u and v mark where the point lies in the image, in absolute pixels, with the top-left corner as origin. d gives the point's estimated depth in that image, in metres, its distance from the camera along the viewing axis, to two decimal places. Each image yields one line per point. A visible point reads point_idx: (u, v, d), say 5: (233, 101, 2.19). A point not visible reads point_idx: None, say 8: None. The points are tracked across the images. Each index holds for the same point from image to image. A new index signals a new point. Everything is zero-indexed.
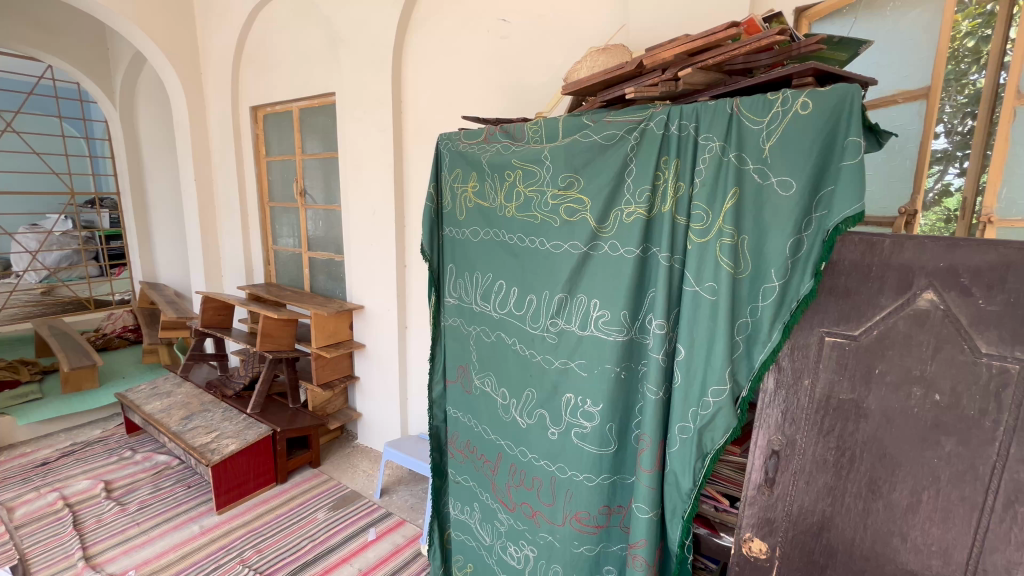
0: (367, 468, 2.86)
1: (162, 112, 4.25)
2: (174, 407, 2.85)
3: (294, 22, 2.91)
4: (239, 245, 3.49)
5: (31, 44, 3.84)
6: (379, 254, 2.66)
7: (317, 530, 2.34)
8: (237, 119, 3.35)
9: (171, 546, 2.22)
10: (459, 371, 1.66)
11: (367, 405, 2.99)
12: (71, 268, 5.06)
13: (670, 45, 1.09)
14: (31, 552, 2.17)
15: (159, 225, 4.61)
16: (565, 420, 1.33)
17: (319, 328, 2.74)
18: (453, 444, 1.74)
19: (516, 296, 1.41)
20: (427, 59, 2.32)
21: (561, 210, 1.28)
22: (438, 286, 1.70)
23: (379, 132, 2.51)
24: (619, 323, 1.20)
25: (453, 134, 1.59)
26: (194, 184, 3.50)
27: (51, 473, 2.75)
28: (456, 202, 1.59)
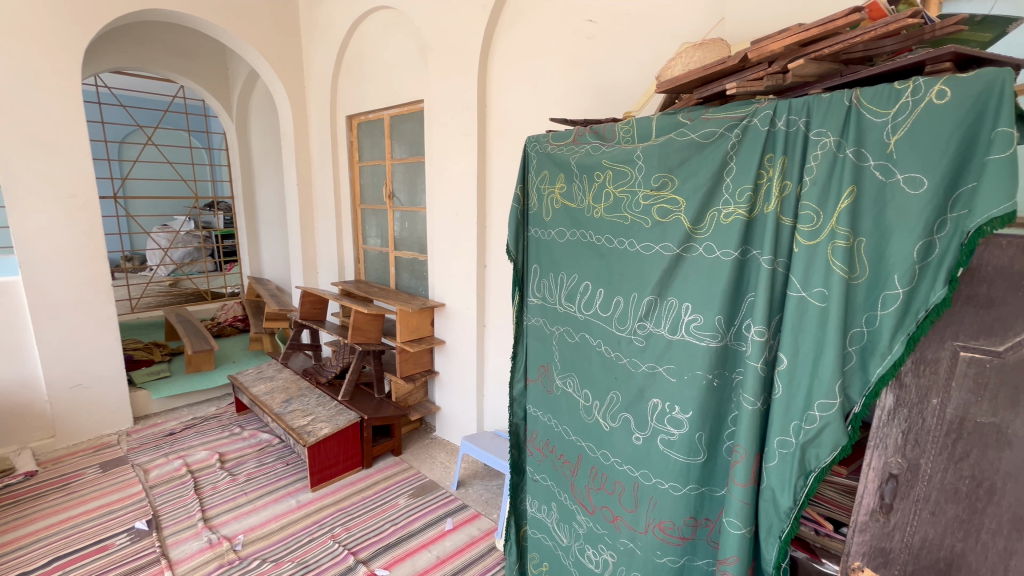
0: (444, 460, 2.97)
1: (269, 123, 4.71)
2: (277, 391, 3.15)
3: (388, 34, 3.09)
4: (334, 244, 3.77)
5: (169, 68, 4.46)
6: (461, 254, 2.75)
7: (399, 514, 2.47)
8: (334, 128, 3.62)
9: (273, 516, 2.45)
10: (541, 370, 1.68)
11: (445, 399, 3.10)
12: (194, 264, 5.75)
13: (780, 36, 1.05)
14: (162, 510, 2.49)
15: (265, 225, 5.10)
16: (651, 426, 1.30)
17: (404, 323, 2.89)
18: (532, 442, 1.77)
19: (602, 297, 1.40)
20: (513, 63, 2.37)
21: (653, 211, 1.25)
22: (522, 285, 1.74)
23: (464, 135, 2.60)
24: (712, 329, 1.15)
25: (541, 135, 1.62)
26: (297, 188, 3.83)
27: (177, 442, 3.14)
28: (542, 203, 1.61)
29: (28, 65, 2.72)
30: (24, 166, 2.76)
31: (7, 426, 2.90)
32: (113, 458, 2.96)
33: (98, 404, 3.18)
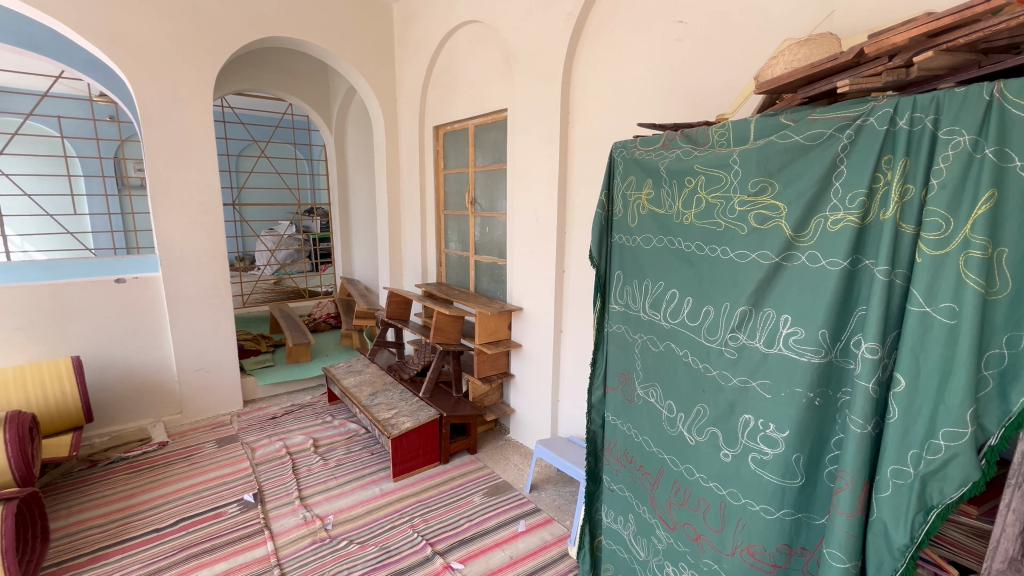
0: (517, 462, 3.01)
1: (363, 135, 5.08)
2: (364, 384, 3.37)
3: (475, 47, 3.21)
4: (419, 248, 3.97)
5: (281, 88, 4.97)
6: (540, 259, 2.79)
7: (474, 511, 2.54)
8: (422, 138, 3.82)
9: (359, 501, 2.63)
10: (622, 378, 1.66)
11: (520, 402, 3.15)
12: (294, 264, 6.32)
13: (904, 27, 0.95)
14: (265, 485, 2.77)
15: (358, 230, 5.49)
16: (742, 443, 1.23)
17: (482, 325, 2.99)
18: (610, 451, 1.74)
19: (690, 306, 1.36)
20: (597, 69, 2.37)
21: (749, 217, 1.20)
22: (604, 292, 1.72)
23: (547, 142, 2.64)
24: (815, 344, 1.08)
25: (628, 141, 1.60)
26: (387, 195, 4.09)
27: (278, 426, 3.47)
28: (628, 209, 1.59)
29: (174, 91, 3.16)
30: (167, 177, 3.21)
31: (146, 400, 3.39)
32: (226, 436, 3.33)
33: (216, 386, 3.59)
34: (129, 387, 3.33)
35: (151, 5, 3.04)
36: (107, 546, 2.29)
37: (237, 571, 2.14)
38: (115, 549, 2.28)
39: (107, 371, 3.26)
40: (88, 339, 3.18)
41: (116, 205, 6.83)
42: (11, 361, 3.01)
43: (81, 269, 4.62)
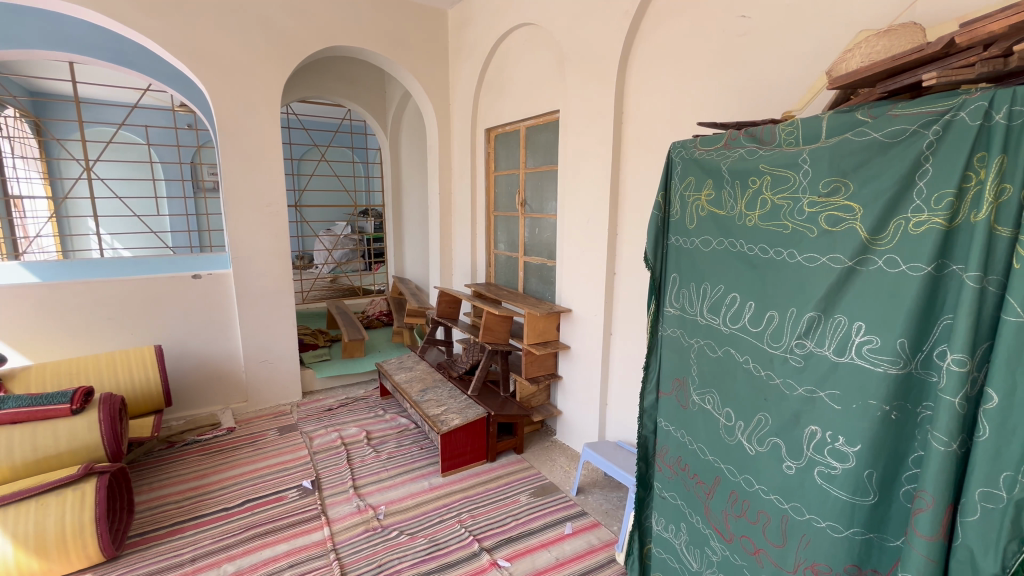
0: (564, 464, 3.00)
1: (417, 138, 5.22)
2: (415, 380, 3.47)
3: (528, 48, 3.23)
4: (469, 249, 4.04)
5: (340, 94, 5.20)
6: (590, 261, 2.77)
7: (520, 510, 2.55)
8: (474, 140, 3.88)
9: (409, 493, 2.71)
10: (676, 384, 1.62)
11: (568, 404, 3.14)
12: (350, 263, 6.59)
13: (1002, 15, 0.89)
14: (322, 473, 2.91)
15: (410, 230, 5.65)
16: (807, 456, 1.17)
17: (531, 326, 3.00)
18: (662, 457, 1.70)
19: (751, 311, 1.31)
20: (653, 68, 2.33)
21: (820, 218, 1.14)
22: (658, 294, 1.69)
23: (599, 143, 2.62)
24: (893, 354, 1.01)
25: (687, 141, 1.57)
26: (439, 197, 4.19)
27: (333, 418, 3.63)
28: (686, 210, 1.55)
29: (246, 100, 3.39)
30: (239, 180, 3.44)
31: (217, 387, 3.65)
32: (287, 425, 3.52)
33: (278, 377, 3.81)
34: (202, 375, 3.60)
35: (228, 21, 3.27)
36: (182, 521, 2.49)
37: (297, 553, 2.26)
38: (189, 524, 2.47)
39: (183, 359, 3.54)
40: (168, 330, 3.47)
41: (192, 207, 7.39)
42: (104, 348, 3.32)
43: (162, 265, 5.03)
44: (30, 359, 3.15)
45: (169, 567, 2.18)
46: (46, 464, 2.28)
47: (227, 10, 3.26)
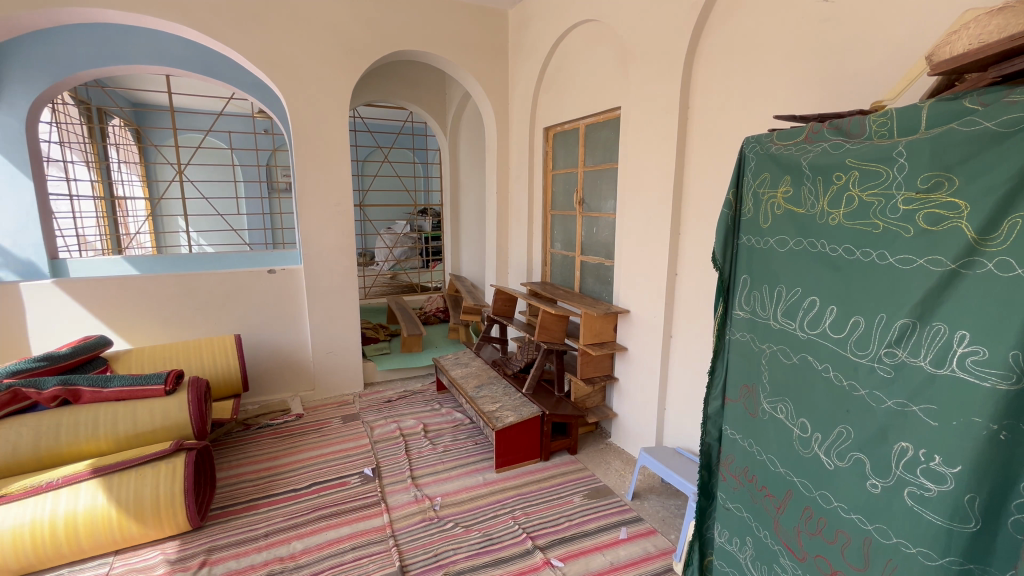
0: (619, 468, 2.94)
1: (475, 138, 5.30)
2: (471, 376, 3.53)
3: (589, 45, 3.19)
4: (525, 247, 4.05)
5: (402, 96, 5.38)
6: (650, 261, 2.70)
7: (574, 511, 2.53)
8: (532, 139, 3.89)
9: (465, 486, 2.77)
10: (744, 390, 1.54)
11: (624, 407, 3.08)
12: (408, 260, 6.80)
13: None
14: (382, 462, 3.03)
15: (467, 228, 5.75)
16: (896, 474, 1.08)
17: (588, 326, 2.96)
18: (726, 466, 1.63)
19: (833, 316, 1.23)
20: (723, 61, 2.23)
21: (918, 217, 1.05)
22: (726, 296, 1.62)
23: (662, 140, 2.55)
24: (1003, 367, 0.91)
25: (762, 135, 1.49)
26: (497, 195, 4.24)
27: (392, 409, 3.77)
28: (759, 208, 1.48)
29: (318, 105, 3.58)
30: (311, 181, 3.64)
31: (287, 375, 3.90)
32: (350, 414, 3.69)
33: (342, 368, 4.00)
34: (275, 364, 3.85)
35: (303, 31, 3.47)
36: (257, 498, 2.68)
37: (359, 536, 2.37)
38: (263, 501, 2.65)
39: (259, 348, 3.80)
40: (246, 320, 3.74)
41: (267, 206, 7.93)
42: (191, 335, 3.64)
43: (241, 261, 5.43)
44: (130, 344, 3.50)
45: (245, 540, 2.35)
46: (144, 438, 2.52)
47: (302, 20, 3.46)
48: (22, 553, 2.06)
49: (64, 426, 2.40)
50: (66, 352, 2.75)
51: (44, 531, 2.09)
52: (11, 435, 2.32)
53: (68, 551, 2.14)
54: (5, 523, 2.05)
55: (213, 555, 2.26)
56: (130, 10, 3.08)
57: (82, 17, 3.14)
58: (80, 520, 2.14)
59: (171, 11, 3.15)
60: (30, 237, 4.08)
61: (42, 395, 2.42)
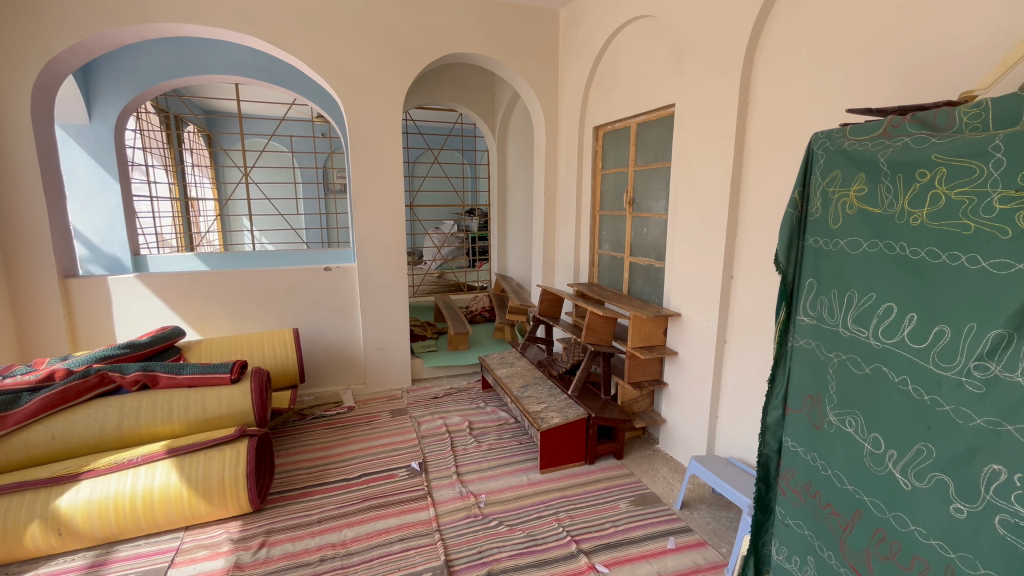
0: (667, 475, 2.86)
1: (523, 138, 5.32)
2: (516, 376, 3.54)
3: (641, 42, 3.12)
4: (572, 248, 4.02)
5: (452, 98, 5.48)
6: (704, 263, 2.61)
7: (620, 517, 2.48)
8: (581, 139, 3.85)
9: (509, 485, 2.78)
10: (807, 401, 1.46)
11: (673, 413, 2.99)
12: (455, 260, 6.91)
13: None
14: (428, 457, 3.09)
15: (514, 229, 5.77)
16: (986, 500, 0.99)
17: (636, 329, 2.90)
18: (786, 481, 1.54)
19: (914, 324, 1.14)
20: (787, 53, 2.13)
21: (1017, 217, 0.96)
22: (790, 301, 1.53)
23: (719, 137, 2.46)
24: None
25: (834, 130, 1.40)
26: (544, 196, 4.23)
27: (439, 405, 3.84)
28: (828, 208, 1.39)
29: (374, 109, 3.71)
30: (366, 182, 3.77)
31: (340, 369, 4.05)
32: (398, 408, 3.79)
33: (391, 364, 4.12)
34: (329, 357, 4.02)
35: (361, 38, 3.60)
36: (311, 485, 2.80)
37: (406, 528, 2.43)
38: (317, 488, 2.77)
39: (314, 342, 3.98)
40: (303, 315, 3.92)
41: (323, 207, 8.29)
42: (254, 328, 3.86)
43: (299, 259, 5.71)
44: (200, 335, 3.75)
45: (301, 525, 2.47)
46: (212, 423, 2.69)
47: (360, 27, 3.58)
48: (106, 523, 2.25)
49: (144, 408, 2.61)
50: (146, 340, 3.01)
51: (126, 503, 2.27)
52: (98, 415, 2.54)
53: (145, 524, 2.32)
54: (93, 495, 2.26)
55: (271, 537, 2.38)
56: (205, 24, 3.30)
57: (163, 33, 3.40)
58: (155, 496, 2.31)
59: (241, 22, 3.36)
60: (115, 235, 4.72)
61: (125, 378, 2.67)
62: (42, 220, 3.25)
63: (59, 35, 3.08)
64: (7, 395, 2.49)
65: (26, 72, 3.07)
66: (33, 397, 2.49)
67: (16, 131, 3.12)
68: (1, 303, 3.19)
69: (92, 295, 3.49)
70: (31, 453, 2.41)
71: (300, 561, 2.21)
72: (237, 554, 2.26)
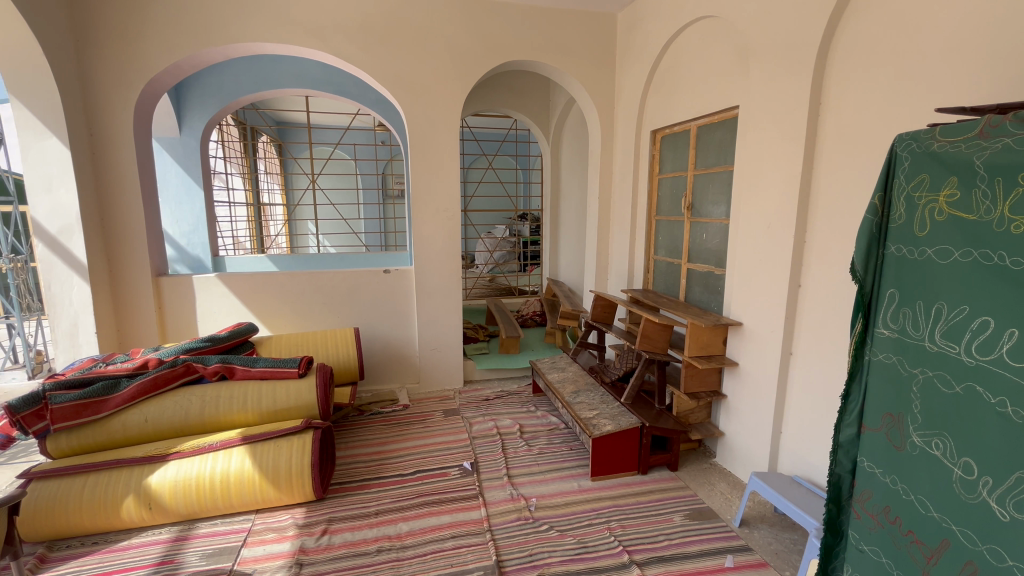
0: (725, 491, 2.75)
1: (577, 143, 5.31)
2: (568, 381, 3.53)
3: (703, 43, 3.04)
4: (627, 253, 3.96)
5: (507, 104, 5.57)
6: (769, 270, 2.50)
7: (674, 531, 2.42)
8: (638, 143, 3.80)
9: (560, 491, 2.77)
10: (886, 419, 1.36)
11: (732, 426, 2.87)
12: (507, 264, 6.98)
13: None
14: (480, 458, 3.14)
15: (566, 234, 5.76)
16: None
17: (694, 337, 2.82)
18: (860, 503, 1.45)
19: (1014, 340, 1.05)
20: (864, 50, 2.01)
21: None
22: (868, 312, 1.44)
23: (786, 139, 2.36)
24: None
25: (921, 131, 1.31)
26: (598, 201, 4.20)
27: (490, 407, 3.90)
28: (914, 214, 1.30)
29: (433, 117, 3.83)
30: (424, 188, 3.90)
31: (396, 368, 4.20)
32: (450, 408, 3.88)
33: (445, 365, 4.22)
34: (386, 357, 4.18)
35: (423, 49, 3.74)
36: (369, 478, 2.92)
37: (458, 526, 2.48)
38: (374, 482, 2.89)
39: (373, 341, 4.15)
40: (363, 315, 4.10)
41: (382, 211, 8.64)
42: (318, 326, 4.08)
43: (359, 261, 5.97)
44: (271, 331, 4.02)
45: (359, 515, 2.58)
46: (281, 414, 2.88)
47: (421, 39, 3.72)
48: (189, 501, 2.46)
49: (222, 397, 2.83)
50: (224, 334, 3.27)
51: (206, 484, 2.47)
52: (184, 402, 2.77)
53: (221, 505, 2.51)
54: (178, 474, 2.47)
55: (332, 525, 2.51)
56: (282, 42, 3.54)
57: (245, 51, 3.69)
58: (232, 479, 2.50)
59: (314, 39, 3.58)
60: (198, 237, 5.17)
61: (207, 369, 2.91)
62: (139, 224, 3.60)
63: (158, 58, 3.41)
64: (109, 380, 2.78)
65: (131, 91, 3.42)
66: (130, 382, 2.76)
67: (121, 144, 3.48)
68: (105, 298, 3.56)
69: (179, 293, 3.82)
70: (128, 433, 2.67)
71: (358, 550, 2.32)
72: (302, 539, 2.39)
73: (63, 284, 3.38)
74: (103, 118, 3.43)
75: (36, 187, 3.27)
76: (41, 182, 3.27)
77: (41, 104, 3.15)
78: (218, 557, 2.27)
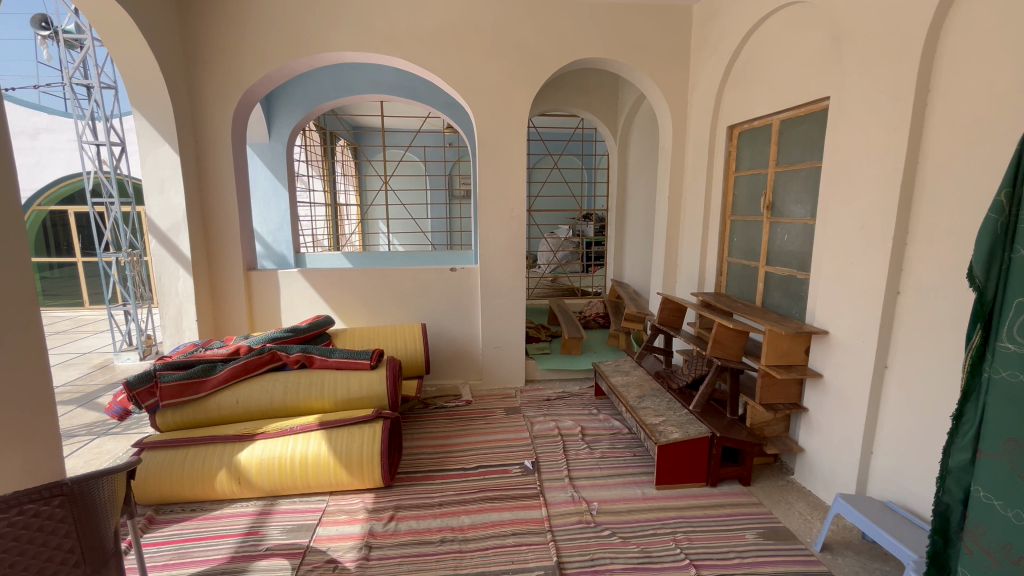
0: (804, 511, 2.56)
1: (645, 141, 5.17)
2: (632, 385, 3.44)
3: (789, 31, 2.85)
4: (698, 254, 3.80)
5: (574, 102, 5.54)
6: (861, 275, 2.29)
7: (746, 549, 2.28)
8: (713, 139, 3.63)
9: (623, 497, 2.71)
10: (1008, 445, 1.20)
11: (813, 442, 2.67)
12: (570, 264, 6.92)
13: None
14: (541, 457, 3.14)
15: (632, 234, 5.62)
16: None
17: (772, 345, 2.65)
18: (972, 538, 1.29)
19: None
20: (984, 31, 1.79)
21: None
22: (989, 325, 1.28)
23: (886, 132, 2.15)
24: None
25: None
26: (668, 199, 4.05)
27: (551, 408, 3.88)
28: None
29: (501, 118, 3.88)
30: (491, 188, 3.96)
31: (459, 364, 4.30)
32: (512, 406, 3.92)
33: (507, 363, 4.26)
34: (450, 352, 4.29)
35: (493, 51, 3.79)
36: (434, 469, 3.02)
37: (519, 523, 2.50)
38: (438, 473, 2.98)
39: (439, 337, 4.27)
40: (429, 311, 4.24)
41: (449, 211, 8.88)
42: (389, 321, 4.26)
43: (427, 258, 6.17)
44: (346, 324, 4.25)
45: (424, 505, 2.66)
46: (354, 403, 3.04)
47: (492, 41, 3.78)
48: (273, 479, 2.66)
49: (302, 385, 3.03)
50: (305, 326, 3.51)
51: (287, 464, 2.66)
52: (270, 386, 3.01)
53: (301, 484, 2.69)
54: (264, 453, 2.68)
55: (398, 512, 2.61)
56: (362, 50, 3.73)
57: (327, 61, 3.93)
58: (310, 461, 2.68)
59: (390, 46, 3.74)
60: (284, 235, 5.65)
61: (290, 357, 3.14)
62: (234, 222, 3.95)
63: (253, 70, 3.72)
64: (207, 363, 3.08)
65: (230, 102, 3.76)
66: (224, 366, 3.03)
67: (220, 148, 3.83)
68: (205, 289, 3.93)
69: (267, 286, 4.14)
70: (222, 412, 2.94)
71: (423, 538, 2.39)
72: (371, 523, 2.51)
73: (171, 276, 3.77)
74: (206, 127, 3.80)
75: (152, 189, 3.66)
76: (156, 184, 3.66)
77: (155, 115, 3.53)
78: (297, 533, 2.44)
